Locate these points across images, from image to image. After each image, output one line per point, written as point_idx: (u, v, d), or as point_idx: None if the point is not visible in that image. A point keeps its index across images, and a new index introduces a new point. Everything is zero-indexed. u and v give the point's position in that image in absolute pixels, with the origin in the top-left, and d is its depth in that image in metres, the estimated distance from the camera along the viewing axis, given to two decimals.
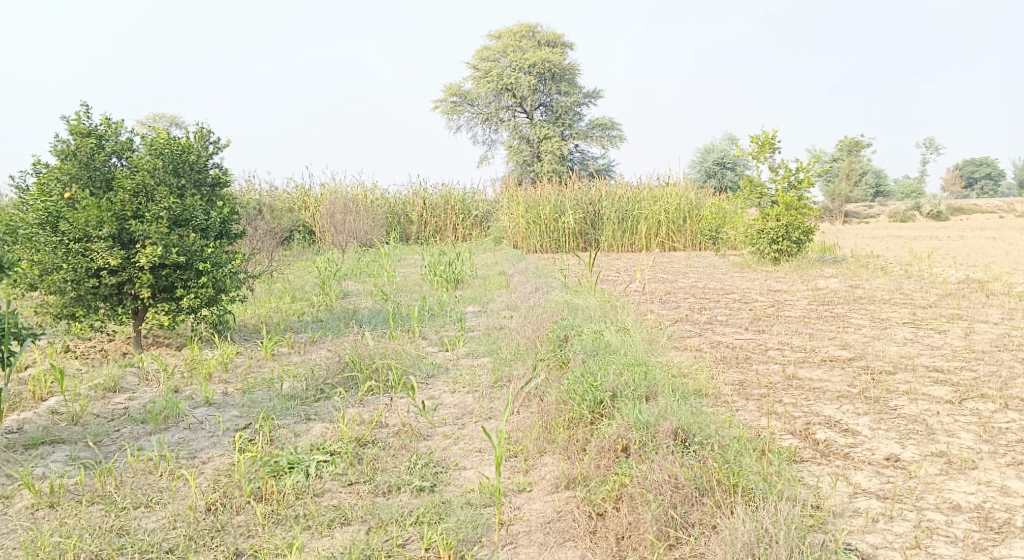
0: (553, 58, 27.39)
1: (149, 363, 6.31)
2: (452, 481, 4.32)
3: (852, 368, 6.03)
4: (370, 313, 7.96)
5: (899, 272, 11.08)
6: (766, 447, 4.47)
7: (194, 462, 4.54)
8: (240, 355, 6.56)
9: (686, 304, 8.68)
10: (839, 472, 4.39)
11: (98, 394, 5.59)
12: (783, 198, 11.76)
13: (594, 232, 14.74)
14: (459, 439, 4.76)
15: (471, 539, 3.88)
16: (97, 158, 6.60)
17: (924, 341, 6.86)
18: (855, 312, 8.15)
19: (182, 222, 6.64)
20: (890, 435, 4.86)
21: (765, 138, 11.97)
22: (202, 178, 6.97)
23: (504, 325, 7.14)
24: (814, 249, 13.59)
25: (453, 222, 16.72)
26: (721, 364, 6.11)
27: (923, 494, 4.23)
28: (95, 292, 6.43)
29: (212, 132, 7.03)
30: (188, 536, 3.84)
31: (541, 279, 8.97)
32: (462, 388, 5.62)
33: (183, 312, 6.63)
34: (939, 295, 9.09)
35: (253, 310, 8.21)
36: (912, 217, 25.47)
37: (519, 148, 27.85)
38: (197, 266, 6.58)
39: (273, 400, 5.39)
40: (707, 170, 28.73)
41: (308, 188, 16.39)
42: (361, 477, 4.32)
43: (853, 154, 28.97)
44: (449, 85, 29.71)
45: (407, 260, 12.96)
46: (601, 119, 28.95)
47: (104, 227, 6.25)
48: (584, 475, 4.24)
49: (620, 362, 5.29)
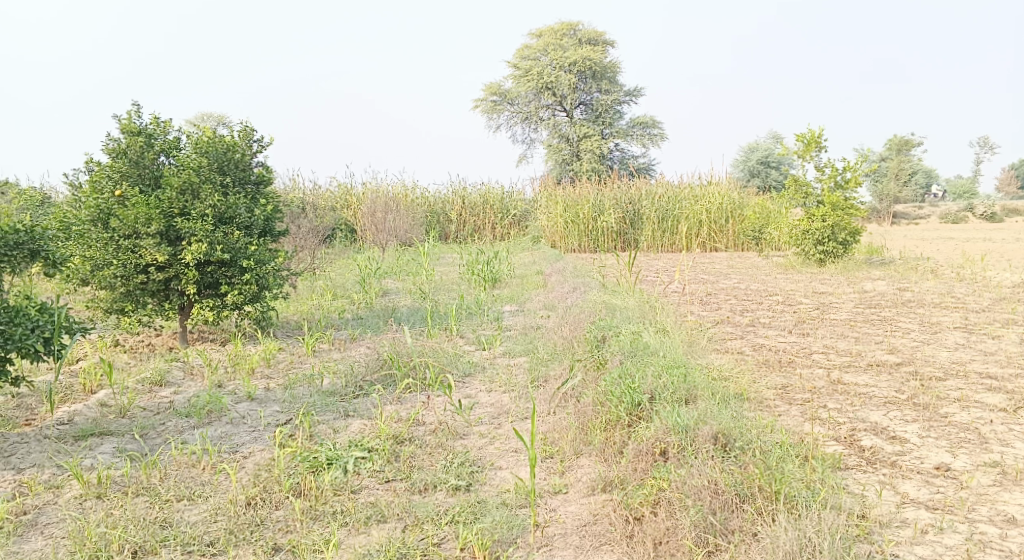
0: (595, 56, 27.28)
1: (194, 358, 6.43)
2: (489, 481, 4.33)
3: (899, 374, 5.92)
4: (410, 311, 8.02)
5: (949, 275, 10.85)
6: (808, 453, 4.41)
7: (236, 456, 4.62)
8: (282, 351, 6.66)
9: (727, 306, 8.60)
10: (886, 481, 4.31)
11: (145, 388, 5.71)
12: (829, 198, 11.58)
13: (634, 232, 14.67)
14: (495, 439, 4.77)
15: (507, 540, 3.89)
16: (146, 156, 6.72)
17: (975, 346, 6.70)
18: (902, 316, 8.00)
19: (227, 220, 6.75)
20: (940, 443, 4.76)
21: (811, 136, 11.79)
22: (246, 176, 7.08)
23: (541, 325, 7.14)
24: (861, 250, 13.36)
25: (492, 221, 16.77)
26: (763, 367, 6.04)
27: (975, 506, 4.14)
28: (144, 288, 6.57)
29: (256, 130, 7.13)
30: (228, 530, 3.91)
31: (579, 279, 8.96)
32: (500, 387, 5.64)
33: (227, 308, 6.76)
34: (991, 299, 8.88)
35: (295, 307, 8.32)
36: (963, 218, 24.91)
37: (560, 146, 27.79)
38: (241, 263, 6.69)
39: (314, 396, 5.46)
40: (751, 169, 28.43)
41: (350, 187, 16.55)
42: (398, 475, 4.36)
43: (903, 153, 28.40)
44: (491, 83, 29.74)
45: (446, 258, 13.02)
46: (643, 118, 28.77)
47: (152, 224, 6.38)
48: (621, 478, 4.22)
49: (660, 364, 5.26)
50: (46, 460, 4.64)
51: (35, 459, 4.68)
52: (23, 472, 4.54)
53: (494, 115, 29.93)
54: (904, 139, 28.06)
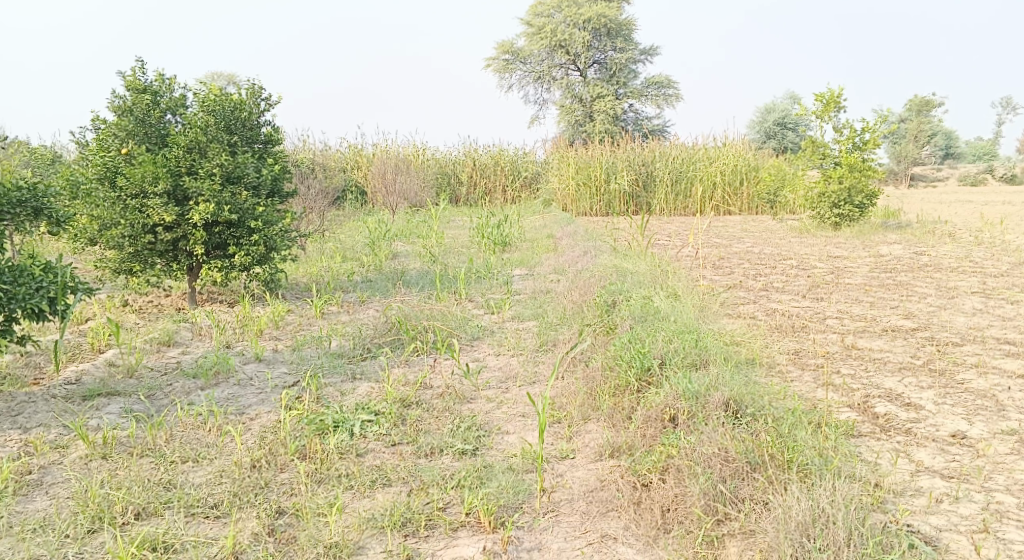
0: (609, 13, 26.83)
1: (202, 319, 6.40)
2: (495, 445, 4.29)
3: (915, 339, 5.83)
4: (420, 273, 7.96)
5: (968, 238, 10.67)
6: (820, 420, 4.35)
7: (242, 418, 4.59)
8: (290, 313, 6.63)
9: (740, 270, 8.48)
10: (900, 449, 4.25)
11: (153, 347, 5.70)
12: (846, 160, 11.34)
13: (646, 194, 14.49)
14: (502, 404, 4.73)
15: (513, 505, 3.85)
16: (152, 115, 6.65)
17: (993, 311, 6.59)
18: (919, 280, 7.87)
19: (234, 179, 6.68)
20: (956, 410, 4.68)
21: (830, 96, 11.56)
22: (253, 135, 7.01)
23: (551, 288, 7.07)
24: (877, 213, 13.17)
25: (503, 184, 16.64)
26: (775, 333, 5.96)
27: (991, 475, 4.07)
28: (152, 248, 6.52)
29: (263, 88, 7.03)
30: (232, 493, 3.89)
31: (590, 242, 8.86)
32: (508, 351, 5.59)
33: (236, 269, 6.72)
34: (1011, 263, 8.72)
35: (304, 269, 8.27)
36: (982, 182, 24.59)
37: (572, 107, 27.46)
38: (248, 223, 6.63)
39: (322, 358, 5.44)
40: (767, 131, 28.10)
41: (360, 149, 16.43)
42: (405, 438, 4.32)
43: (923, 114, 27.90)
44: (502, 42, 29.33)
45: (456, 221, 12.96)
46: (658, 78, 28.40)
47: (159, 183, 6.31)
48: (629, 444, 4.18)
49: (670, 329, 5.19)
50: (53, 420, 4.64)
51: (41, 418, 4.67)
52: (30, 432, 4.53)
53: (506, 75, 29.57)
54: (924, 100, 27.49)
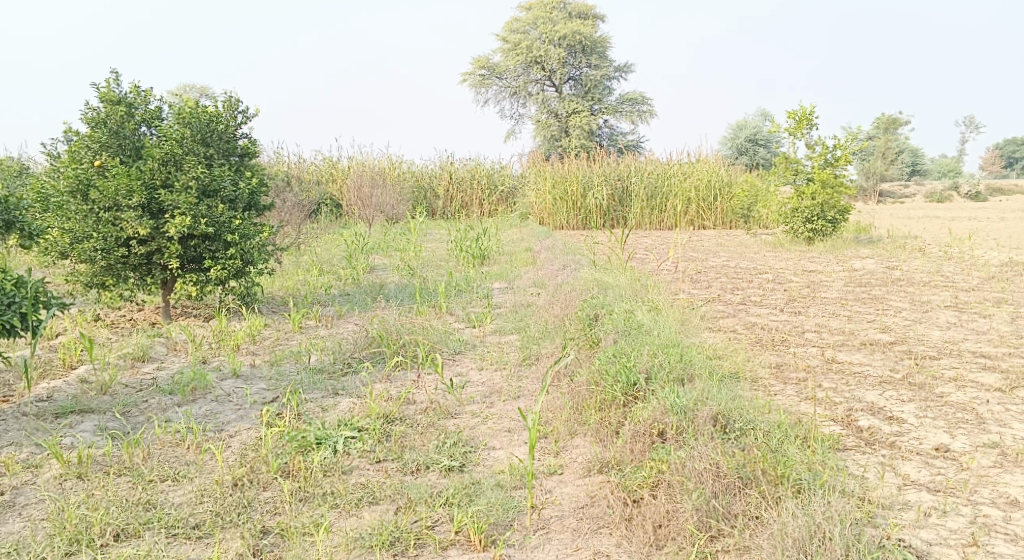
0: (584, 30, 26.99)
1: (177, 334, 6.27)
2: (482, 461, 4.23)
3: (893, 352, 5.85)
4: (399, 287, 7.88)
5: (938, 253, 10.79)
6: (807, 434, 4.34)
7: (221, 435, 4.49)
8: (267, 327, 6.52)
9: (717, 284, 8.50)
10: (886, 462, 4.24)
11: (127, 363, 5.57)
12: (819, 176, 11.39)
13: (622, 209, 14.52)
14: (488, 419, 4.66)
15: (503, 522, 3.79)
16: (126, 126, 6.54)
17: (967, 325, 6.64)
18: (893, 294, 7.93)
19: (211, 192, 6.58)
20: (938, 423, 4.69)
21: (803, 113, 11.68)
22: (230, 148, 6.91)
23: (531, 302, 7.03)
24: (849, 228, 13.29)
25: (479, 198, 16.61)
26: (756, 346, 5.95)
27: (977, 488, 4.07)
28: (125, 262, 6.39)
29: (240, 100, 6.94)
30: (214, 513, 3.79)
31: (569, 256, 8.84)
32: (491, 365, 5.53)
33: (211, 283, 6.61)
34: (981, 278, 8.82)
35: (280, 283, 8.16)
36: (948, 198, 24.99)
37: (548, 122, 27.54)
38: (225, 237, 6.53)
39: (301, 373, 5.34)
40: (739, 147, 28.36)
41: (335, 162, 16.32)
42: (389, 455, 4.24)
43: (890, 131, 28.31)
44: (478, 56, 29.39)
45: (434, 235, 12.90)
46: (632, 94, 28.60)
47: (133, 196, 6.20)
48: (618, 460, 4.14)
49: (654, 343, 5.16)
50: (24, 439, 4.50)
51: (12, 437, 4.53)
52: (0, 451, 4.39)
53: (481, 90, 29.61)
54: (891, 117, 27.90)
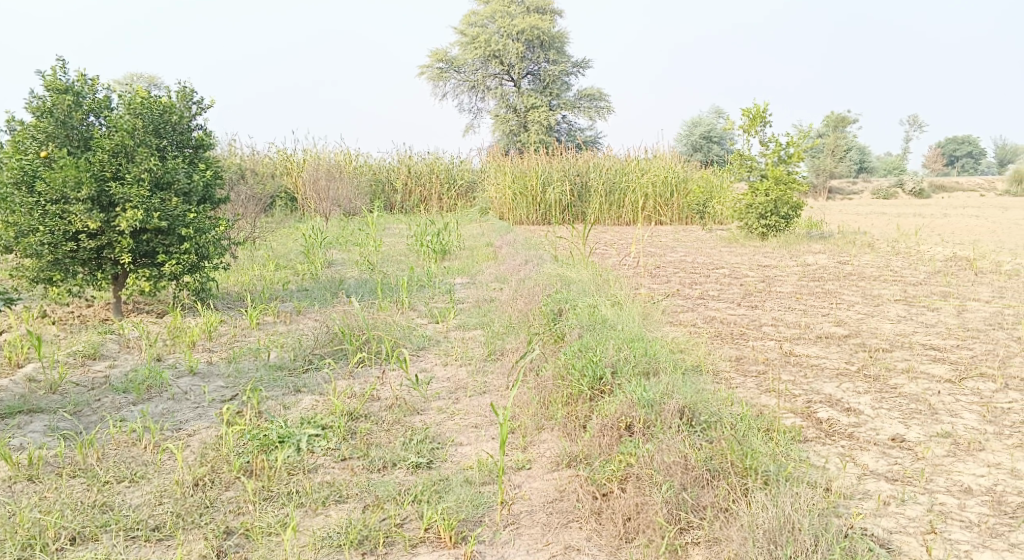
0: (542, 25, 27.00)
1: (130, 331, 6.09)
2: (450, 457, 4.17)
3: (848, 346, 5.91)
4: (358, 283, 7.77)
5: (887, 248, 10.98)
6: (769, 426, 4.36)
7: (179, 434, 4.36)
8: (223, 324, 6.37)
9: (677, 278, 8.54)
10: (845, 453, 4.27)
11: (77, 361, 5.39)
12: (772, 173, 11.55)
13: (581, 204, 14.55)
14: (454, 415, 4.60)
15: (472, 519, 3.74)
16: (74, 116, 6.33)
17: (917, 318, 6.74)
18: (846, 288, 8.03)
19: (164, 185, 6.42)
20: (893, 414, 4.73)
21: (757, 111, 11.78)
22: (184, 139, 6.73)
23: (494, 297, 6.98)
24: (801, 224, 13.47)
25: (438, 193, 16.52)
26: (716, 340, 5.98)
27: (932, 476, 4.11)
28: (74, 257, 6.19)
29: (194, 91, 6.76)
30: (175, 514, 3.67)
31: (531, 251, 8.81)
32: (455, 360, 5.47)
33: (165, 278, 6.43)
34: (928, 272, 8.97)
35: (235, 278, 7.99)
36: (894, 195, 25.50)
37: (506, 117, 27.46)
38: (179, 231, 6.36)
39: (260, 370, 5.22)
40: (694, 144, 28.62)
41: (291, 155, 16.09)
42: (354, 452, 4.16)
43: (839, 129, 28.79)
44: (436, 50, 29.24)
45: (392, 229, 12.77)
46: (590, 90, 28.71)
47: (82, 188, 6.01)
48: (586, 454, 4.12)
49: (619, 337, 5.14)
50: None
51: None
52: None
53: (440, 84, 29.45)
54: (840, 116, 28.33)
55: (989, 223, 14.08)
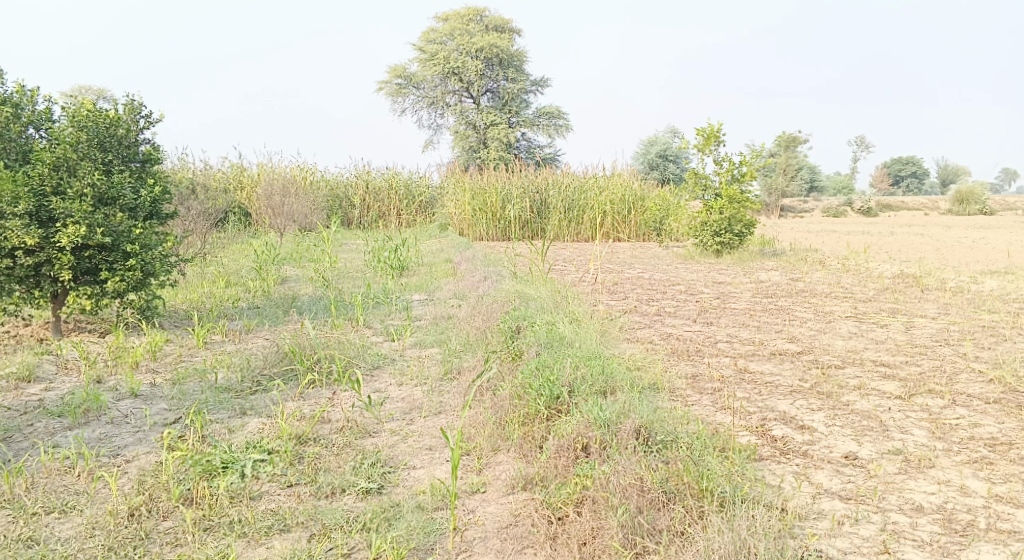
0: (500, 43, 27.12)
1: (69, 351, 5.87)
2: (401, 482, 4.05)
3: (802, 362, 5.92)
4: (312, 300, 7.62)
5: (837, 266, 11.11)
6: (725, 445, 4.30)
7: (116, 460, 4.18)
8: (169, 343, 6.17)
9: (634, 295, 8.54)
10: (800, 472, 4.24)
11: (11, 385, 5.16)
12: (726, 192, 11.61)
13: (540, 221, 14.53)
14: (407, 437, 4.48)
15: (423, 547, 3.63)
16: (12, 129, 6.14)
17: (867, 335, 6.78)
18: (799, 305, 8.08)
19: (108, 200, 6.21)
20: (846, 432, 4.72)
21: (711, 131, 11.87)
22: (131, 153, 6.52)
23: (452, 314, 6.88)
24: (755, 241, 13.60)
25: (396, 208, 16.40)
26: (673, 357, 5.94)
27: (885, 495, 4.09)
28: (10, 274, 5.94)
29: (142, 104, 6.58)
30: (107, 547, 3.52)
31: (490, 268, 8.72)
32: (410, 380, 5.35)
33: (108, 296, 6.21)
34: (877, 289, 9.07)
35: (183, 295, 7.77)
36: (843, 214, 25.96)
37: (466, 134, 27.47)
38: (124, 247, 6.15)
39: (206, 392, 5.05)
40: (650, 162, 28.84)
41: (246, 170, 15.84)
42: (301, 479, 4.01)
43: (790, 149, 29.29)
44: (395, 66, 29.17)
45: (349, 245, 12.61)
46: (548, 107, 28.82)
47: (20, 203, 5.79)
48: (542, 476, 4.03)
49: (577, 355, 5.06)
50: None
51: None
52: None
53: (398, 99, 29.36)
54: (792, 136, 28.75)
55: (934, 242, 14.30)
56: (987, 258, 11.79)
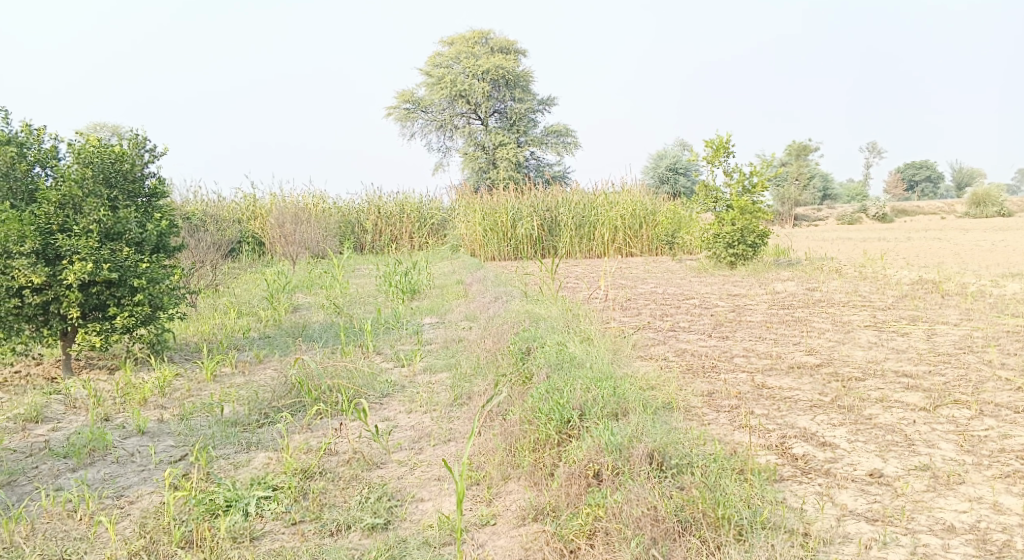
0: (506, 64, 27.19)
1: (77, 389, 5.81)
2: (409, 516, 3.95)
3: (820, 375, 5.78)
4: (321, 327, 7.56)
5: (853, 274, 10.96)
6: (742, 466, 4.17)
7: (120, 502, 4.12)
8: (178, 377, 6.11)
9: (647, 311, 8.43)
10: (823, 492, 4.10)
11: (18, 426, 5.12)
12: (737, 203, 11.50)
13: (551, 238, 14.45)
14: (416, 467, 4.38)
15: None
16: (18, 168, 6.13)
17: (888, 344, 6.64)
18: (816, 315, 7.94)
19: (114, 236, 6.17)
20: (869, 448, 4.58)
21: (720, 142, 11.79)
22: (136, 188, 6.50)
23: (463, 337, 6.79)
24: (769, 252, 13.44)
25: (408, 231, 16.39)
26: (688, 374, 5.82)
27: (913, 515, 3.95)
28: (18, 313, 5.91)
29: (147, 138, 6.56)
30: None
31: (501, 288, 8.64)
32: (420, 408, 5.25)
33: (116, 332, 6.16)
34: (895, 297, 8.91)
35: (194, 327, 7.72)
36: (858, 221, 25.74)
37: (475, 155, 27.49)
38: (130, 282, 6.11)
39: (213, 427, 4.97)
40: (660, 176, 28.73)
41: (257, 199, 15.88)
42: (306, 515, 3.93)
43: (801, 158, 29.15)
44: (403, 90, 29.28)
45: (361, 270, 12.57)
46: (557, 126, 28.82)
47: (26, 241, 5.79)
48: (553, 505, 3.92)
49: (588, 376, 4.95)
50: None
51: None
52: None
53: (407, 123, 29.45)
54: (802, 144, 28.65)
55: (951, 246, 14.10)
56: (1006, 260, 11.61)
